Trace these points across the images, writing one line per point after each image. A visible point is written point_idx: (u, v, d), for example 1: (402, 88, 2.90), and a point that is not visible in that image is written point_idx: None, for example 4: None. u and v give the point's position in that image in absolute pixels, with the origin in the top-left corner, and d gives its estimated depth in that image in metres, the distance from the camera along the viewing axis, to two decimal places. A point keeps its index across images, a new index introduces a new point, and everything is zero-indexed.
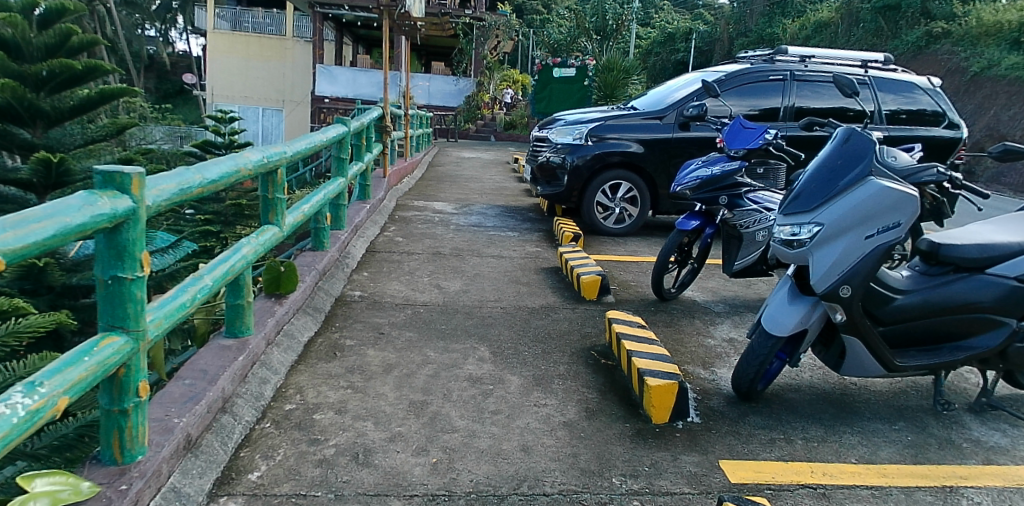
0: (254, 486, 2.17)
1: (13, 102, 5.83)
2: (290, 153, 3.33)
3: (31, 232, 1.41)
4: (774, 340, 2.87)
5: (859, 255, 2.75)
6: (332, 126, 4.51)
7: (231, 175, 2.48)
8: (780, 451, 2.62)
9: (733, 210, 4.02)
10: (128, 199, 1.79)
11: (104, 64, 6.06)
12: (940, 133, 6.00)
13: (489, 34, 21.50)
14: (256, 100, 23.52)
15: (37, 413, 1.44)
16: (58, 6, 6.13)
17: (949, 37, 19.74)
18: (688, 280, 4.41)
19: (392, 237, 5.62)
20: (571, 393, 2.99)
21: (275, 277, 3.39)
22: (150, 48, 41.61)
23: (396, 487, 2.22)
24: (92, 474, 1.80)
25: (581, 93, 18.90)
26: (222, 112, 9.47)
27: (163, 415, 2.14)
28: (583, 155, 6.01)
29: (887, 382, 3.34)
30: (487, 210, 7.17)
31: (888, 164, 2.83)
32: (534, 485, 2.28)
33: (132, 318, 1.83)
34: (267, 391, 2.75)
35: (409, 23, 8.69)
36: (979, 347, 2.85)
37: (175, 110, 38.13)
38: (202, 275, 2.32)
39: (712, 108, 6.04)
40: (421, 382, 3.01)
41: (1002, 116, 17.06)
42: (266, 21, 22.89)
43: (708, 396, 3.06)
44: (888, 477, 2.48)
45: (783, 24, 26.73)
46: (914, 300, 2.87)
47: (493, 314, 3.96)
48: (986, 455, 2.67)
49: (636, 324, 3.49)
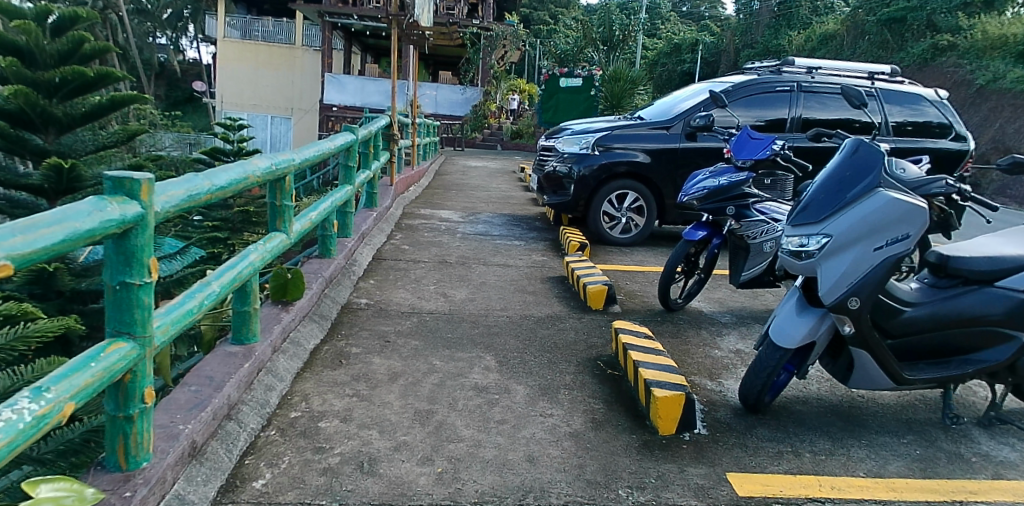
0: (259, 494, 2.16)
1: (27, 108, 5.86)
2: (299, 160, 3.35)
3: (40, 237, 1.41)
4: (781, 351, 2.84)
5: (867, 266, 2.73)
6: (340, 133, 4.52)
7: (239, 182, 2.49)
8: (788, 465, 2.59)
9: (740, 221, 4.00)
10: (136, 205, 1.79)
11: (116, 70, 6.10)
12: (948, 144, 5.96)
13: (495, 44, 21.07)
14: (265, 107, 23.67)
15: (43, 419, 1.43)
16: (72, 13, 6.16)
17: (955, 49, 19.60)
18: (694, 291, 4.41)
19: (398, 246, 5.63)
20: (576, 403, 2.98)
21: (282, 284, 3.41)
22: (161, 54, 41.79)
23: (401, 496, 2.21)
24: (97, 480, 1.80)
25: (588, 103, 19.19)
26: (231, 120, 9.49)
27: (168, 422, 2.14)
28: (589, 164, 6.01)
29: (895, 395, 3.31)
30: (493, 219, 7.17)
31: (897, 176, 2.81)
32: (539, 496, 2.26)
33: (139, 324, 1.83)
34: (272, 398, 2.74)
35: (418, 34, 8.75)
36: (988, 360, 2.83)
37: (185, 117, 38.33)
38: (209, 282, 2.32)
39: (719, 118, 5.97)
40: (426, 390, 3.00)
41: (1008, 128, 17.33)
42: (274, 30, 23.12)
43: (715, 408, 3.04)
44: (897, 491, 2.46)
45: (788, 36, 26.87)
46: (922, 313, 2.85)
47: (499, 323, 3.95)
48: (996, 470, 2.64)
49: (642, 335, 3.46)
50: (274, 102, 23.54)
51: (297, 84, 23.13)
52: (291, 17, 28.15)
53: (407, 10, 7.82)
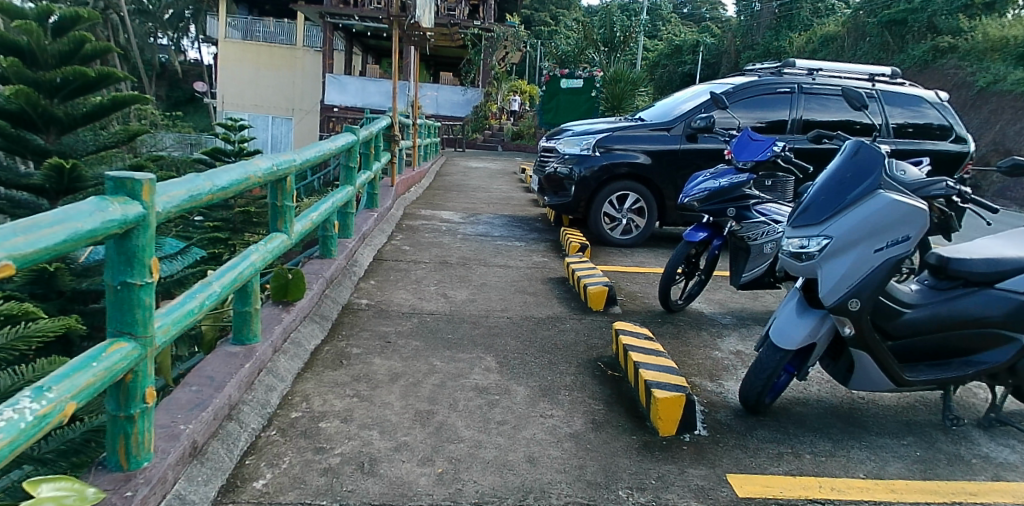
0: (260, 494, 2.16)
1: (28, 108, 5.86)
2: (300, 161, 3.36)
3: (43, 237, 1.42)
4: (781, 353, 2.85)
5: (867, 268, 2.73)
6: (341, 134, 4.52)
7: (240, 182, 2.49)
8: (788, 466, 2.60)
9: (741, 222, 4.00)
10: (138, 205, 1.79)
11: (117, 71, 6.10)
12: (949, 147, 5.96)
13: (497, 46, 21.20)
14: (265, 108, 23.69)
15: (45, 418, 1.44)
16: (73, 12, 6.14)
17: (956, 51, 19.59)
18: (695, 292, 4.42)
19: (399, 246, 5.64)
20: (577, 404, 2.98)
21: (283, 285, 3.41)
22: (162, 55, 41.81)
23: (402, 496, 2.21)
24: (98, 480, 1.80)
25: (589, 104, 19.26)
26: (232, 120, 9.49)
27: (169, 422, 2.14)
28: (590, 166, 6.01)
29: (895, 396, 3.31)
30: (494, 220, 7.18)
31: (898, 178, 2.81)
32: (540, 497, 2.26)
33: (141, 324, 1.83)
34: (272, 398, 2.74)
35: (419, 35, 8.75)
36: (989, 362, 2.83)
37: (186, 117, 38.36)
38: (210, 282, 2.33)
39: (720, 120, 5.99)
40: (427, 391, 3.00)
41: (1009, 130, 17.33)
42: (276, 31, 23.08)
43: (715, 409, 3.04)
44: (897, 492, 2.46)
45: (789, 38, 26.93)
46: (923, 314, 2.86)
47: (499, 324, 3.95)
48: (996, 472, 2.64)
49: (643, 336, 3.46)
50: (275, 103, 23.57)
51: (298, 85, 23.13)
52: (292, 17, 28.19)
53: (409, 11, 7.82)
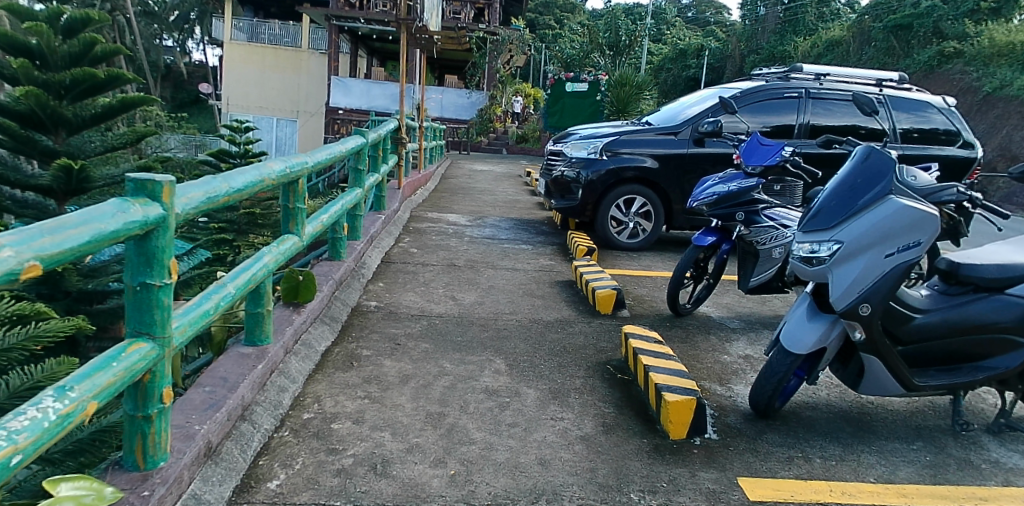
0: (273, 495, 2.17)
1: (36, 109, 5.91)
2: (312, 163, 3.37)
3: (68, 237, 1.43)
4: (792, 357, 2.85)
5: (878, 273, 2.74)
6: (350, 137, 4.53)
7: (255, 184, 2.51)
8: (798, 470, 2.60)
9: (750, 226, 3.99)
10: (158, 207, 1.80)
11: (127, 73, 6.06)
12: (956, 152, 5.97)
13: (501, 49, 21.13)
14: (269, 110, 23.74)
15: (67, 418, 1.45)
16: (82, 14, 6.02)
17: (962, 56, 19.55)
18: (704, 295, 4.42)
19: (406, 248, 5.64)
20: (587, 407, 2.98)
21: (293, 286, 3.43)
22: (168, 57, 41.90)
23: (414, 498, 2.22)
24: (115, 479, 1.81)
25: (593, 108, 19.33)
26: (239, 122, 9.49)
27: (184, 422, 2.15)
28: (597, 169, 6.02)
29: (904, 402, 3.32)
30: (500, 223, 7.20)
31: (908, 184, 2.83)
32: (552, 499, 2.27)
33: (159, 324, 1.84)
34: (285, 399, 2.76)
35: (427, 37, 8.77)
36: (998, 368, 2.83)
37: (191, 119, 38.51)
38: (224, 283, 2.34)
39: (727, 124, 6.01)
40: (438, 393, 3.01)
41: (1015, 136, 17.38)
42: (281, 33, 23.15)
43: (725, 413, 3.04)
44: (907, 496, 2.46)
45: (795, 43, 26.96)
46: (933, 319, 2.86)
47: (508, 326, 3.96)
48: (1006, 477, 2.64)
49: (653, 340, 3.46)
50: (279, 106, 23.64)
51: (302, 88, 23.17)
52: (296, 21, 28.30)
53: (416, 14, 7.81)
